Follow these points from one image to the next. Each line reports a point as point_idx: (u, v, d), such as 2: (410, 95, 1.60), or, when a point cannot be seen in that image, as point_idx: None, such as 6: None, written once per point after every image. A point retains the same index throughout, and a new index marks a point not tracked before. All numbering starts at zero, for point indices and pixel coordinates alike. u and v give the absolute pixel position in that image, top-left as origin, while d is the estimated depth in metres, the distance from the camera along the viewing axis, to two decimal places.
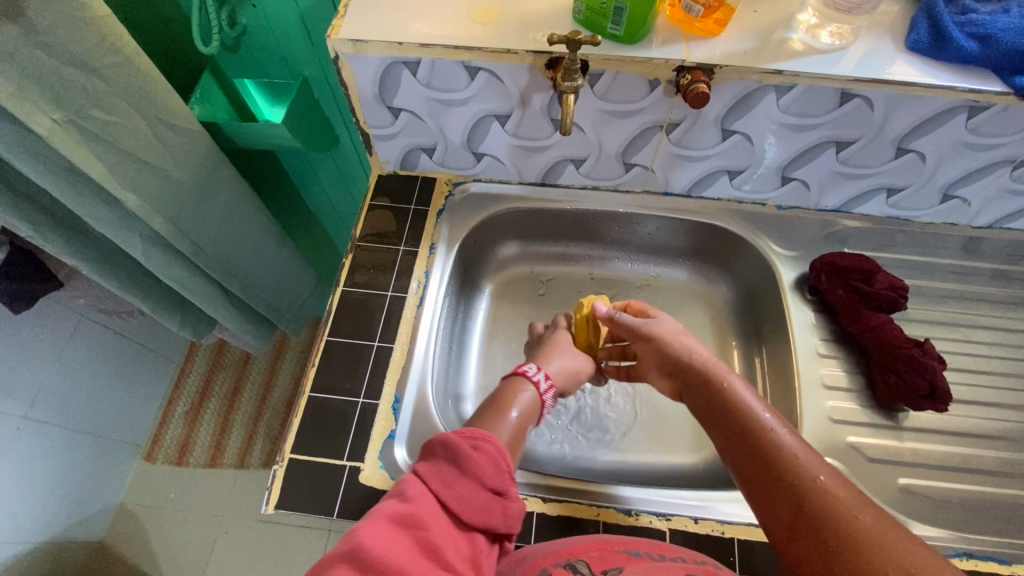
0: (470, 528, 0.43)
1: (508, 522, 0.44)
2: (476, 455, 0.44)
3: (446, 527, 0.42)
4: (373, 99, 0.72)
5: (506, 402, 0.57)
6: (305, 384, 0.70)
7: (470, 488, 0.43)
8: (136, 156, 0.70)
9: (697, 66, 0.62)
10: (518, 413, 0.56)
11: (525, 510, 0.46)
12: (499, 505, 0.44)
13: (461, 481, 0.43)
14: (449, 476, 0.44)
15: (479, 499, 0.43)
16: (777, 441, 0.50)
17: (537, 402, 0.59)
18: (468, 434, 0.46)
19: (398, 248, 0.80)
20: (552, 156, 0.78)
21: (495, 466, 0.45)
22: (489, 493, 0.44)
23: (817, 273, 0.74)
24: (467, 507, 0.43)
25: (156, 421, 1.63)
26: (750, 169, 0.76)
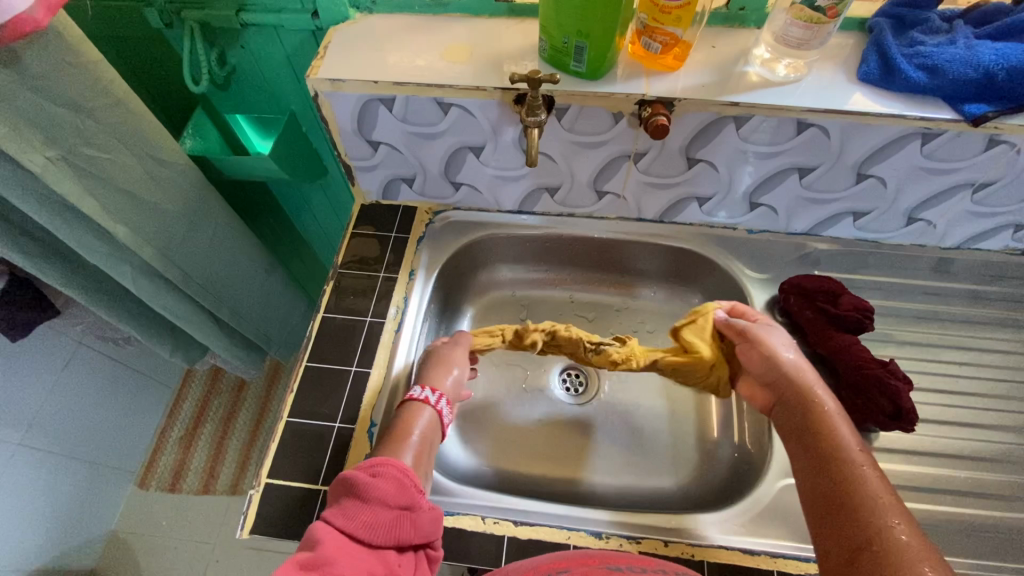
0: (384, 546, 0.47)
1: (422, 533, 0.50)
2: (375, 481, 0.50)
3: (358, 554, 0.46)
4: (353, 133, 0.75)
5: (403, 430, 0.62)
6: (284, 409, 0.71)
7: (374, 513, 0.48)
8: (126, 189, 0.74)
9: (658, 100, 0.65)
10: (418, 434, 0.62)
11: (437, 517, 0.51)
12: (408, 519, 0.49)
13: (365, 508, 0.48)
14: (353, 508, 0.48)
15: (386, 519, 0.48)
16: (856, 470, 0.53)
17: (435, 416, 0.65)
18: (366, 465, 0.51)
19: (378, 274, 0.82)
20: (527, 185, 0.81)
21: (396, 484, 0.50)
22: (395, 510, 0.49)
23: (786, 295, 0.76)
24: (375, 529, 0.47)
25: (151, 447, 1.64)
26: (718, 195, 0.78)
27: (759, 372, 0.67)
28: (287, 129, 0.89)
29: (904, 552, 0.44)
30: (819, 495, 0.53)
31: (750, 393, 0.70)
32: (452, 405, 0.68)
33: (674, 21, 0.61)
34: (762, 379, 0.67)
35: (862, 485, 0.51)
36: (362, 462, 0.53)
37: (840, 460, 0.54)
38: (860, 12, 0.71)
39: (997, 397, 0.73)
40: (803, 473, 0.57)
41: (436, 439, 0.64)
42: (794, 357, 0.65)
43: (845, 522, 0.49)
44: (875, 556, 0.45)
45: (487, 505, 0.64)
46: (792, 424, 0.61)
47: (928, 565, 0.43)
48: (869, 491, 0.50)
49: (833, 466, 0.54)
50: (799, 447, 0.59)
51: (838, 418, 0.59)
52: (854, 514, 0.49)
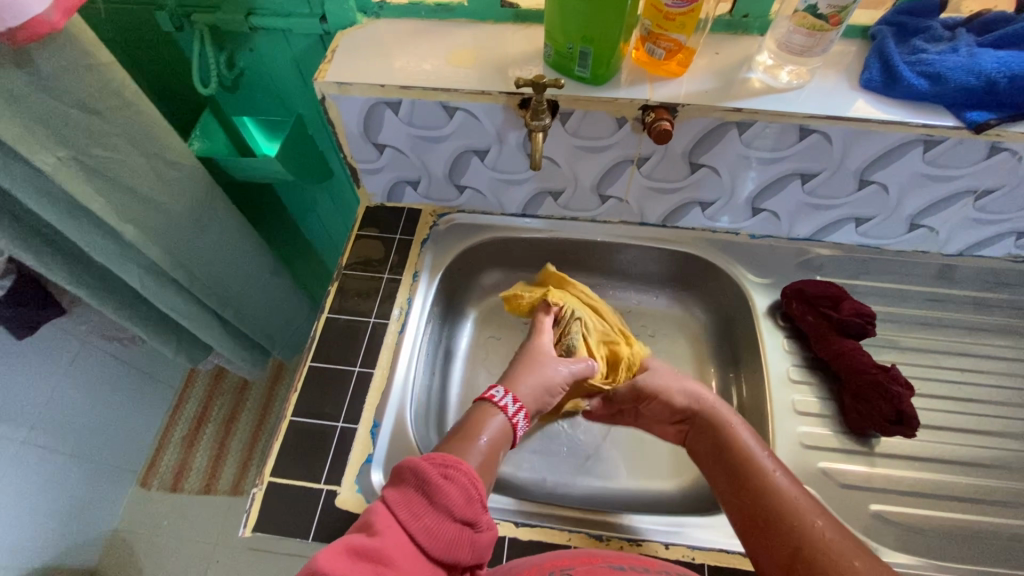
0: (437, 560, 0.45)
1: (475, 555, 0.47)
2: (445, 483, 0.47)
3: (411, 559, 0.44)
4: (359, 135, 0.76)
5: (473, 430, 0.58)
6: (287, 409, 0.72)
7: (439, 521, 0.45)
8: (134, 189, 0.75)
9: (662, 105, 0.65)
10: (487, 440, 0.58)
11: (494, 539, 0.48)
12: (468, 537, 0.46)
13: (430, 512, 0.46)
14: (418, 506, 0.46)
15: (448, 530, 0.45)
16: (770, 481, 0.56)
17: (508, 426, 0.61)
18: (439, 464, 0.48)
19: (382, 276, 0.83)
20: (530, 189, 0.82)
21: (464, 495, 0.47)
22: (458, 524, 0.46)
23: (788, 301, 0.76)
24: (435, 538, 0.45)
25: (153, 447, 1.64)
26: (721, 201, 0.79)
27: (663, 412, 0.69)
28: (293, 132, 0.90)
29: (833, 553, 0.49)
30: (742, 513, 0.56)
31: (662, 432, 0.72)
32: (530, 417, 0.64)
33: (677, 27, 0.61)
34: (670, 418, 0.69)
35: (779, 492, 0.55)
36: (431, 453, 0.51)
37: (753, 472, 0.58)
38: (862, 20, 0.71)
39: (999, 405, 0.73)
40: (724, 491, 0.59)
41: (506, 448, 0.60)
42: (692, 385, 0.69)
43: (774, 534, 0.53)
44: (812, 561, 0.49)
45: (489, 506, 0.65)
46: (705, 449, 0.64)
47: (855, 558, 0.48)
48: (786, 498, 0.54)
49: (748, 484, 0.57)
50: (714, 467, 0.61)
51: (742, 430, 0.62)
52: (779, 523, 0.53)
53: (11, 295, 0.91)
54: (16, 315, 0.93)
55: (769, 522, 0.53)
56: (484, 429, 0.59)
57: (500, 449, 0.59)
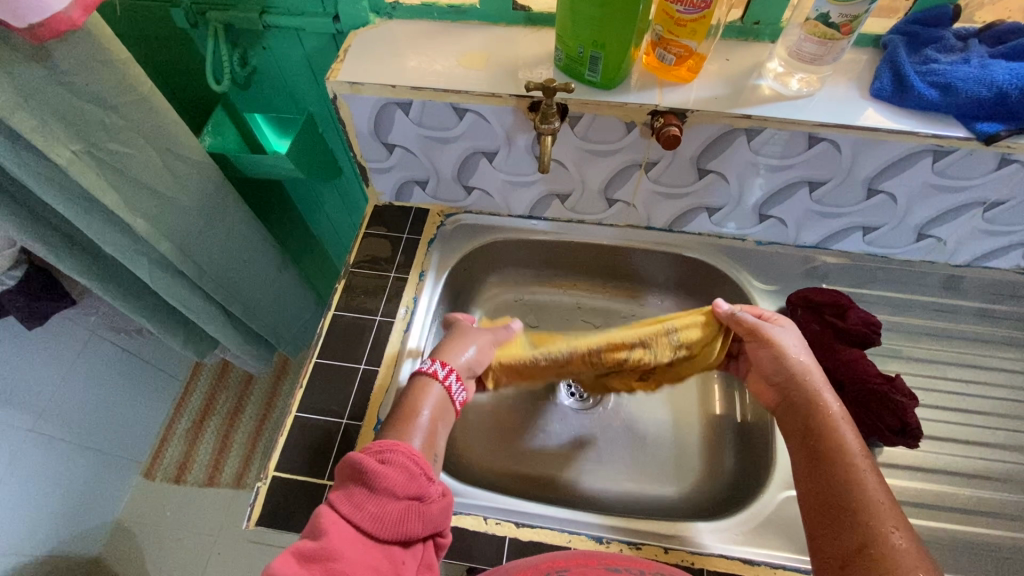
0: (390, 539, 0.47)
1: (429, 525, 0.49)
2: (382, 469, 0.49)
3: (363, 546, 0.46)
4: (369, 135, 0.76)
5: (414, 405, 0.61)
6: (292, 405, 0.72)
7: (383, 504, 0.48)
8: (147, 184, 0.76)
9: (671, 111, 0.66)
10: (428, 413, 0.61)
11: (445, 507, 0.51)
12: (416, 510, 0.49)
13: (373, 498, 0.48)
14: (361, 496, 0.48)
15: (394, 510, 0.48)
16: (857, 474, 0.54)
17: (443, 395, 0.63)
18: (374, 454, 0.50)
19: (388, 275, 0.83)
20: (538, 191, 0.82)
21: (404, 473, 0.50)
22: (403, 500, 0.49)
23: (794, 307, 0.75)
24: (383, 521, 0.47)
25: (158, 437, 1.66)
26: (728, 207, 0.79)
27: (767, 370, 0.66)
28: (304, 131, 0.91)
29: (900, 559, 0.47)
30: (812, 491, 0.55)
31: (760, 391, 0.68)
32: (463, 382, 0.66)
33: (688, 34, 0.62)
34: (770, 376, 0.66)
35: (861, 492, 0.52)
36: (368, 445, 0.52)
37: (840, 460, 0.55)
38: (875, 29, 0.71)
39: (1003, 418, 0.73)
40: (803, 473, 0.58)
41: (451, 412, 0.64)
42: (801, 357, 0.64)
43: (840, 524, 0.51)
44: (872, 559, 0.48)
45: (488, 506, 0.65)
46: (795, 423, 0.61)
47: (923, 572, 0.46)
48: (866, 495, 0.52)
49: (827, 466, 0.55)
50: (800, 446, 0.59)
51: (841, 419, 0.59)
52: (849, 516, 0.51)
53: (24, 284, 0.92)
54: (27, 304, 0.94)
55: (838, 510, 0.52)
56: (421, 391, 0.62)
57: (444, 417, 0.62)
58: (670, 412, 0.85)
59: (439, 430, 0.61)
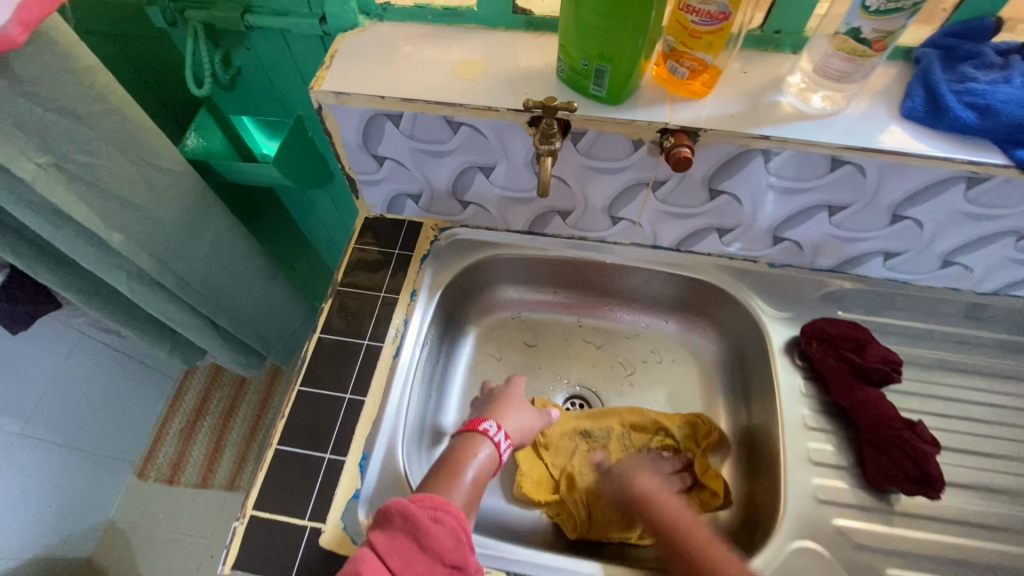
0: None
1: None
2: (436, 528, 0.48)
3: None
4: (357, 147, 0.71)
5: (460, 463, 0.61)
6: (273, 437, 0.68)
7: (428, 566, 0.46)
8: (121, 197, 0.71)
9: (683, 129, 0.61)
10: (472, 473, 0.61)
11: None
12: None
13: (421, 558, 0.46)
14: (408, 553, 0.46)
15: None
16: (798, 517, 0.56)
17: (494, 455, 0.64)
18: (428, 509, 0.49)
19: (379, 294, 0.78)
20: (538, 208, 0.77)
21: (452, 537, 0.48)
22: (447, 568, 0.47)
23: (808, 340, 0.70)
24: None
25: (151, 438, 1.64)
26: (740, 228, 0.74)
27: None
28: (293, 137, 0.85)
29: None
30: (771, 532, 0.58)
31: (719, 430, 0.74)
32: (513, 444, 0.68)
33: (703, 46, 0.56)
34: None
35: None
36: (422, 494, 0.51)
37: None
38: (906, 40, 0.65)
39: None
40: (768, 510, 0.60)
41: (490, 474, 0.63)
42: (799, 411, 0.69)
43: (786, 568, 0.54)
44: None
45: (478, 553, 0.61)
46: None
47: None
48: None
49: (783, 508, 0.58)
50: None
51: None
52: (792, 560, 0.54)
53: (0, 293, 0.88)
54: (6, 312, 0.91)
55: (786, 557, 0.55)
56: (469, 445, 0.64)
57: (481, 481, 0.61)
58: None
59: (473, 495, 0.60)
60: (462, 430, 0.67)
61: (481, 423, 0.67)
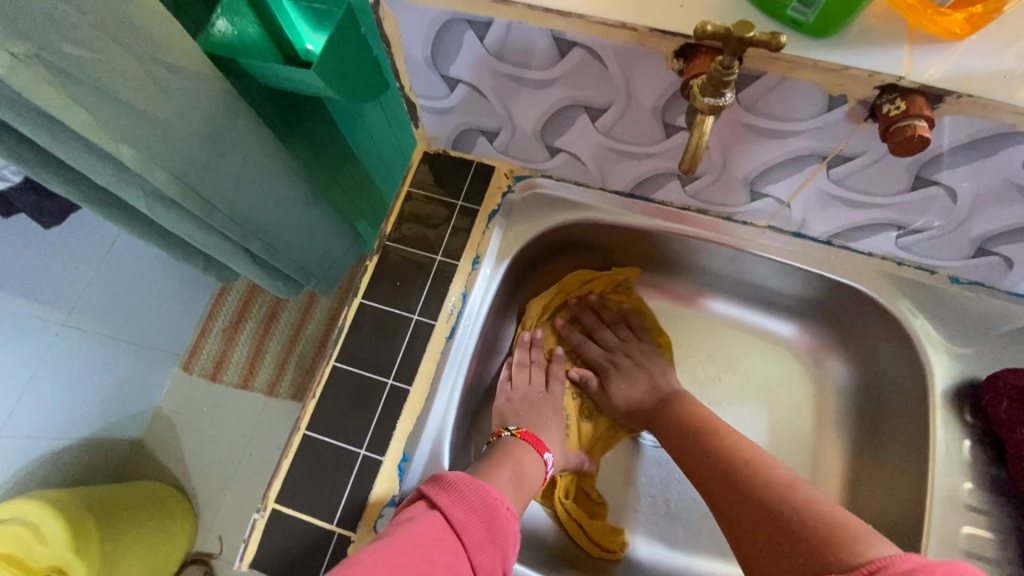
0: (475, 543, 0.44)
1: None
2: (506, 524, 0.46)
3: (457, 556, 0.42)
4: (423, 63, 0.52)
5: (506, 466, 0.56)
6: (301, 418, 0.58)
7: (479, 536, 0.44)
8: (124, 101, 0.56)
9: (918, 88, 0.39)
10: (518, 482, 0.55)
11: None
12: (500, 541, 0.45)
13: (468, 518, 0.44)
14: (462, 511, 0.45)
15: (479, 534, 0.44)
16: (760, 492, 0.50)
17: (541, 470, 0.60)
18: (503, 499, 0.48)
19: (434, 255, 0.63)
20: (652, 168, 0.58)
21: (486, 525, 0.45)
22: (485, 534, 0.45)
23: (998, 397, 0.52)
24: (471, 529, 0.44)
25: (194, 331, 1.38)
26: (934, 230, 0.53)
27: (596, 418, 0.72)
28: (342, 43, 0.64)
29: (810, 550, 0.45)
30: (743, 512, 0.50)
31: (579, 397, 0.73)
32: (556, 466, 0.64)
33: None
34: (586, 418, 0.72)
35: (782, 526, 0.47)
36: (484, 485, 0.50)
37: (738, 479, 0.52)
38: None
39: None
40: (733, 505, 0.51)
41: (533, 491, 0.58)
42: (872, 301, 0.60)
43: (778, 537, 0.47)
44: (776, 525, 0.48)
45: None
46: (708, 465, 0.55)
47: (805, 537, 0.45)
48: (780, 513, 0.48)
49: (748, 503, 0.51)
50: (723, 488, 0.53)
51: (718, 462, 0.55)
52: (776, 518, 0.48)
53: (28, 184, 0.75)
54: (37, 210, 0.80)
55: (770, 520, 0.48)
56: (524, 447, 0.60)
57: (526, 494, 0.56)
58: None
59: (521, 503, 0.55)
60: (519, 437, 0.61)
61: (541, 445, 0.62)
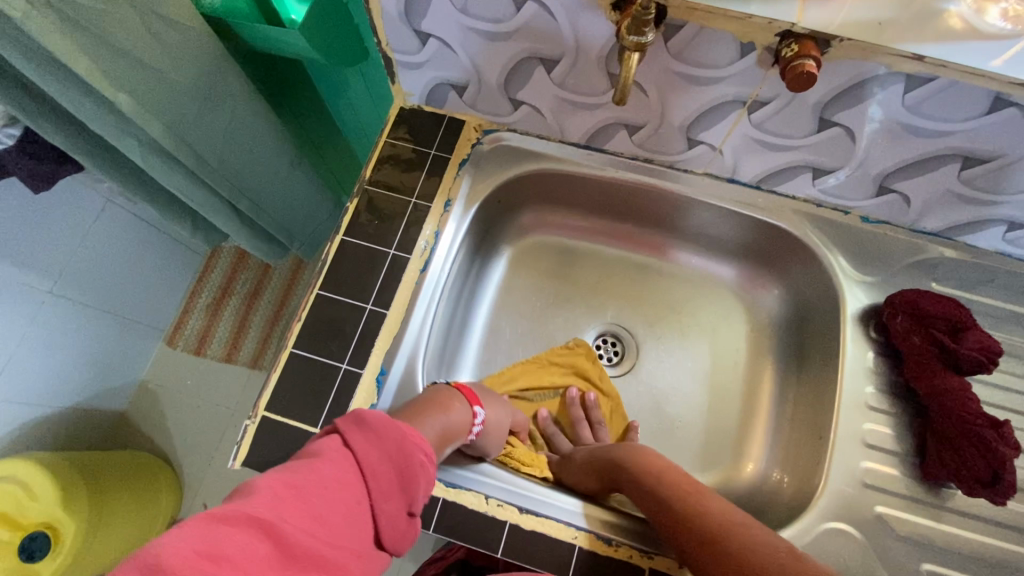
0: (381, 491, 0.40)
1: (398, 532, 0.41)
2: (421, 474, 0.43)
3: (355, 503, 0.38)
4: (397, 18, 0.59)
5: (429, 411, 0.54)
6: (287, 340, 0.64)
7: (384, 484, 0.41)
8: (125, 51, 0.62)
9: (809, 34, 0.47)
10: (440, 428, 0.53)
11: (411, 532, 0.43)
12: (409, 492, 0.42)
13: (378, 461, 0.41)
14: (373, 453, 0.41)
15: (386, 480, 0.41)
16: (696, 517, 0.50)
17: (467, 423, 0.57)
18: (422, 446, 0.44)
19: (410, 199, 0.70)
20: (602, 118, 0.65)
21: (397, 470, 0.41)
22: (395, 482, 0.41)
23: (893, 312, 0.61)
24: (378, 473, 0.40)
25: (179, 306, 1.40)
26: (841, 170, 0.61)
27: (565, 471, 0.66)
28: (329, 11, 0.71)
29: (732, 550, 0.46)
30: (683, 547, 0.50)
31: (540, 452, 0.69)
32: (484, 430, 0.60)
33: None
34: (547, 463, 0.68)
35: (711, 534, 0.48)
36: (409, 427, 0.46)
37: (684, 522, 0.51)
38: None
39: None
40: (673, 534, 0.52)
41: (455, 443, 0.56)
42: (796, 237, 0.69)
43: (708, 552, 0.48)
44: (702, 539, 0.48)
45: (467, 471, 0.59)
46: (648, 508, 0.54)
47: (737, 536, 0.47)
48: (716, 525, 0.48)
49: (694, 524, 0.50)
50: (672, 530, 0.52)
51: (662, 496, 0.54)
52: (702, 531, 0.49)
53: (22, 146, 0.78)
54: (30, 174, 0.81)
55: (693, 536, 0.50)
56: (455, 400, 0.57)
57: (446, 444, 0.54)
58: (707, 396, 0.76)
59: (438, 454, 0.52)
60: (454, 387, 0.60)
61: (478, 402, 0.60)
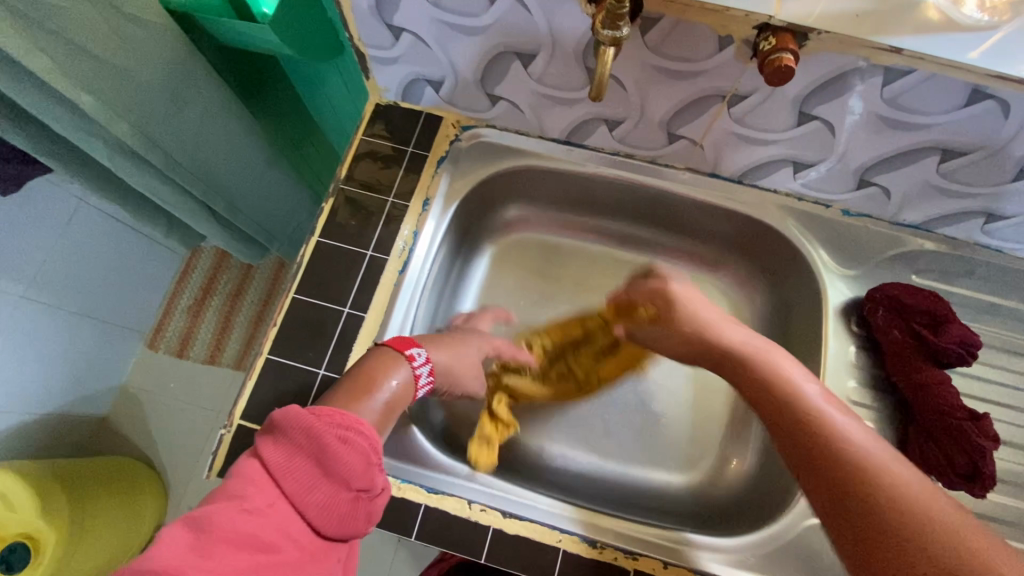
0: (300, 484, 0.38)
1: (347, 513, 0.39)
2: (342, 450, 0.40)
3: (272, 507, 0.37)
4: (368, 12, 0.57)
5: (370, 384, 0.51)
6: (263, 345, 0.62)
7: (303, 478, 0.38)
8: (85, 49, 0.59)
9: (787, 27, 0.46)
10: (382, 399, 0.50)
11: (371, 505, 0.41)
12: (333, 472, 0.39)
13: (290, 458, 0.39)
14: (282, 454, 0.39)
15: (303, 471, 0.39)
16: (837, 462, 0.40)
17: (411, 381, 0.54)
18: (335, 423, 0.41)
19: (387, 198, 0.69)
20: (582, 113, 0.64)
21: (314, 457, 0.39)
22: (315, 470, 0.39)
23: (874, 306, 0.61)
24: (293, 471, 0.38)
25: (160, 308, 1.37)
26: (822, 164, 0.61)
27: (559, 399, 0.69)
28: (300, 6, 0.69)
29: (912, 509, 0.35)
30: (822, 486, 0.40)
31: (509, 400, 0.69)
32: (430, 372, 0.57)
33: None
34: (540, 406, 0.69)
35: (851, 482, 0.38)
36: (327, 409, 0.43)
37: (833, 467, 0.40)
38: None
39: None
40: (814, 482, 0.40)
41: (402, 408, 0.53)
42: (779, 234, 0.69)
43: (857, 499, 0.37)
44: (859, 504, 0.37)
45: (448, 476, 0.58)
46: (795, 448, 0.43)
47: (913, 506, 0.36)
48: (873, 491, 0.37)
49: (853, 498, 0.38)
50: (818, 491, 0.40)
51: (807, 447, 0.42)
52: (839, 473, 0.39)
53: None
54: None
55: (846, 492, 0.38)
56: (388, 365, 0.53)
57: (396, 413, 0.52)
58: (691, 392, 0.76)
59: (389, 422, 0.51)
60: (384, 346, 0.55)
61: (409, 346, 0.56)
